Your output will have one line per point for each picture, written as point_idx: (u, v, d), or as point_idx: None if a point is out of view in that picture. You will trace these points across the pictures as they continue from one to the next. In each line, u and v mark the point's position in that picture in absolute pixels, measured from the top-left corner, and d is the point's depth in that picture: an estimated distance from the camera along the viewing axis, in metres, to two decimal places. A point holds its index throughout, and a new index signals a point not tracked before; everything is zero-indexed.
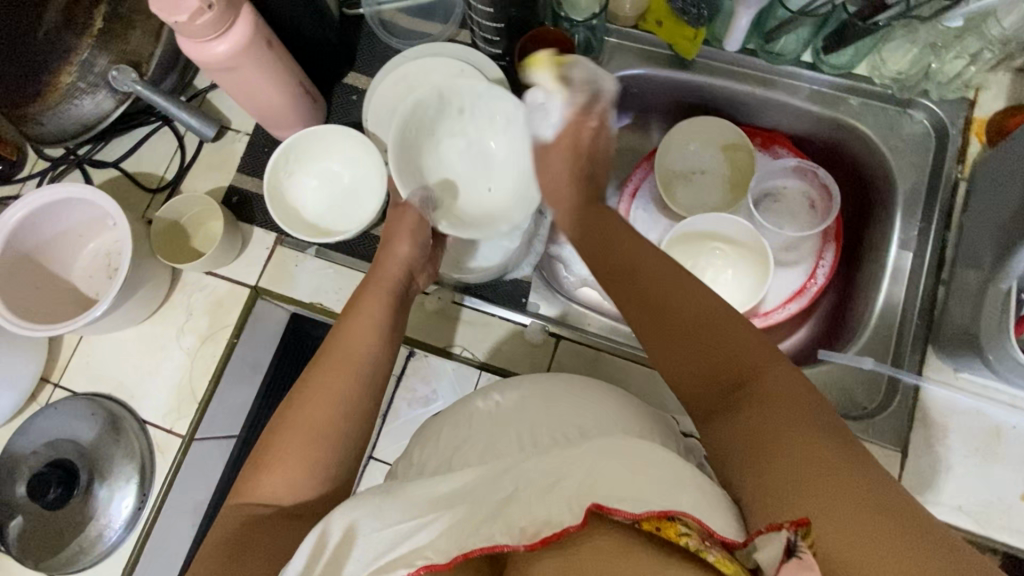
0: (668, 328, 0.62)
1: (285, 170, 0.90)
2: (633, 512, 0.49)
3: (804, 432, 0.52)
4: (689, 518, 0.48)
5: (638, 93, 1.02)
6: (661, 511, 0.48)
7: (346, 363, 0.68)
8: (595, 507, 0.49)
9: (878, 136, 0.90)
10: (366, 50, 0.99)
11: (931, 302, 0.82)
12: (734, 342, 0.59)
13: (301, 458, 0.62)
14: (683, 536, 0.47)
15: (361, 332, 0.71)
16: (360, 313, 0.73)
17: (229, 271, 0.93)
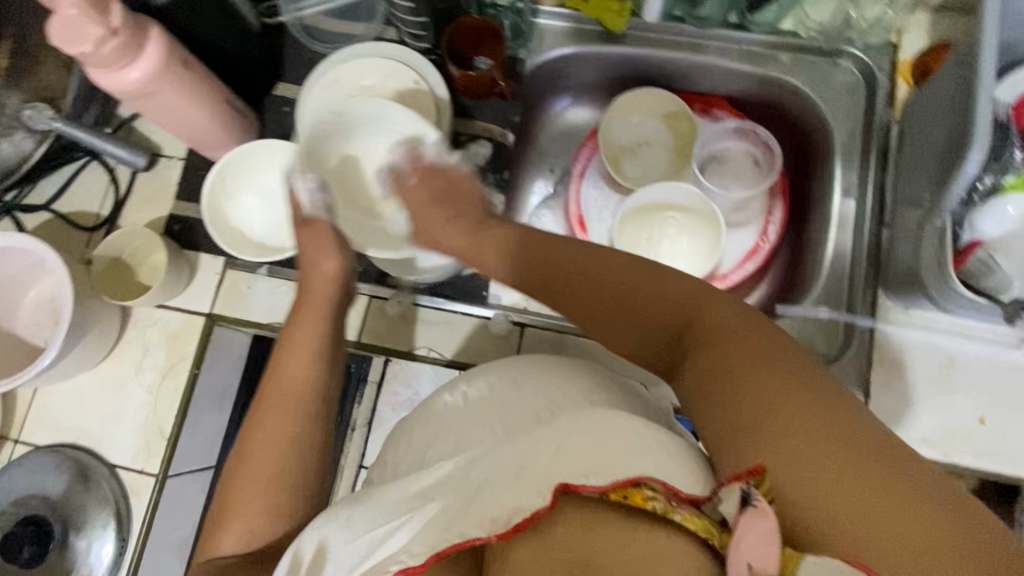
0: (605, 306, 0.58)
1: (224, 191, 0.88)
2: (599, 484, 0.49)
3: (742, 359, 0.50)
4: (654, 480, 0.49)
5: (574, 73, 1.02)
6: (626, 479, 0.49)
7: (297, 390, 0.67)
8: (563, 486, 0.50)
9: (812, 90, 0.92)
10: (292, 58, 0.97)
11: (876, 245, 0.84)
12: (662, 299, 0.56)
13: (272, 491, 0.61)
14: (649, 500, 0.48)
15: (304, 359, 0.69)
16: (299, 340, 0.70)
17: (181, 302, 0.90)
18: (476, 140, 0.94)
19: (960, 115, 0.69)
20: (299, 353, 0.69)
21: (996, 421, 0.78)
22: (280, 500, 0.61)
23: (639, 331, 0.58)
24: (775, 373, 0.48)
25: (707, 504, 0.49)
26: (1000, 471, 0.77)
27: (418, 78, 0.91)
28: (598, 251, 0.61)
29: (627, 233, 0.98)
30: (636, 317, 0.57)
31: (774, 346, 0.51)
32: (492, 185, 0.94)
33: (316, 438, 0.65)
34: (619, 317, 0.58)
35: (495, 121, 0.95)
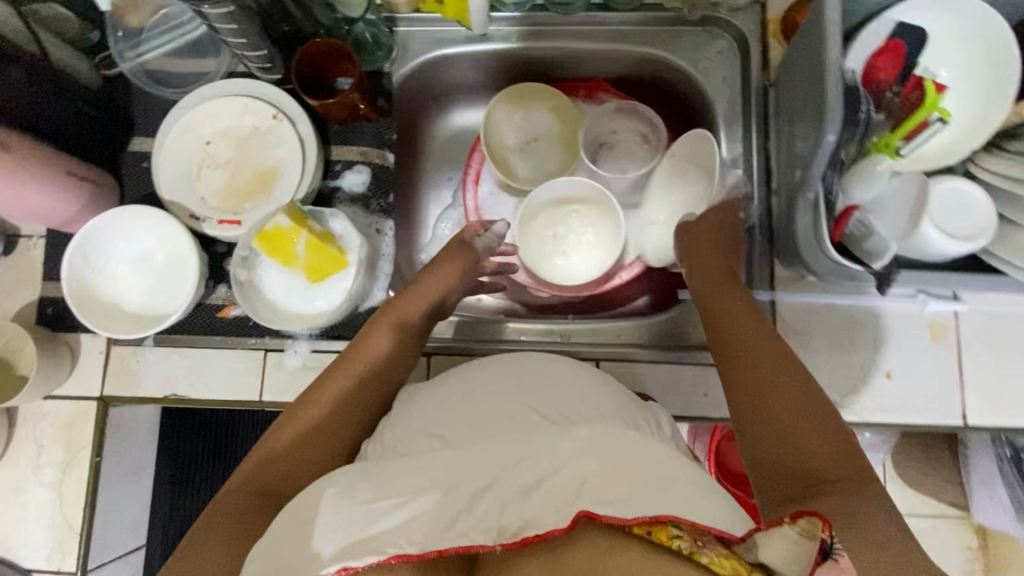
0: (750, 361, 0.66)
1: (88, 267, 0.82)
2: (625, 517, 0.51)
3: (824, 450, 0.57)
4: (682, 522, 0.51)
5: (449, 77, 0.97)
6: (655, 516, 0.51)
7: (356, 404, 0.70)
8: (586, 514, 0.51)
9: (687, 62, 0.89)
10: (142, 109, 0.90)
11: (766, 215, 0.83)
12: (778, 380, 0.63)
13: (252, 517, 0.60)
14: (675, 538, 0.50)
15: (357, 377, 0.71)
16: (364, 355, 0.73)
17: (70, 388, 0.85)
18: (352, 167, 0.90)
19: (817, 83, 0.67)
20: (357, 366, 0.72)
21: (902, 374, 0.78)
22: (252, 526, 0.59)
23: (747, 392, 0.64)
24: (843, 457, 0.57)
25: (738, 544, 0.51)
26: (910, 422, 0.78)
27: (277, 111, 0.86)
28: (751, 318, 0.71)
29: (527, 241, 0.94)
30: (751, 381, 0.64)
31: (810, 409, 0.60)
32: (379, 212, 0.89)
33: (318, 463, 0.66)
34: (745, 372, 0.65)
35: (371, 144, 0.90)
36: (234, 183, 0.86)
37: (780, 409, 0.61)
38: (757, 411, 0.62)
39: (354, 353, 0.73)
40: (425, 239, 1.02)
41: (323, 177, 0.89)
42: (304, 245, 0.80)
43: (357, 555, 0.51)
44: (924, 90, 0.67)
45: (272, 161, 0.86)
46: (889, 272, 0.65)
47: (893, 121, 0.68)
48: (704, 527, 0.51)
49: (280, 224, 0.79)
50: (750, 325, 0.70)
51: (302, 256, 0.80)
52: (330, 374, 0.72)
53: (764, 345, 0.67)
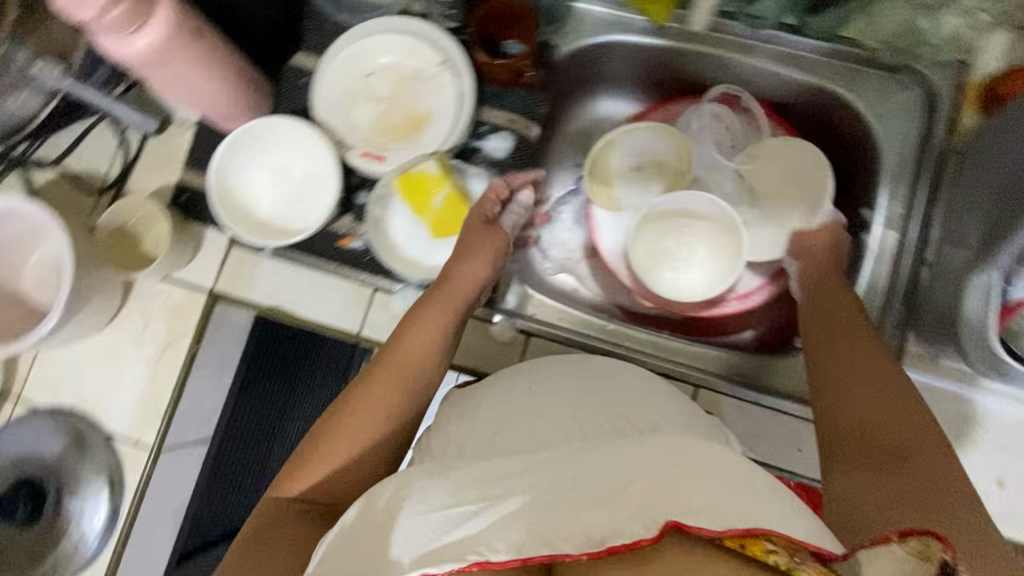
0: (850, 382, 0.65)
1: (234, 167, 0.85)
2: (717, 529, 0.46)
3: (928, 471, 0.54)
4: (775, 534, 0.46)
5: (610, 64, 0.95)
6: (747, 528, 0.46)
7: (391, 396, 0.67)
8: (675, 524, 0.46)
9: (867, 107, 0.84)
10: (313, 26, 0.91)
11: (911, 286, 0.79)
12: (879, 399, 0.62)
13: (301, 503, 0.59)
14: (771, 553, 0.45)
15: (394, 380, 0.68)
16: (398, 359, 0.70)
17: (186, 276, 0.88)
18: (498, 132, 0.89)
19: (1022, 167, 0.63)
20: (388, 371, 0.68)
21: (1013, 486, 0.74)
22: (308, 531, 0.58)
23: (854, 411, 0.62)
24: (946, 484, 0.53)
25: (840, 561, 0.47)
26: (1009, 537, 0.74)
27: (444, 60, 0.86)
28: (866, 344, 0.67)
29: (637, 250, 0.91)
30: (850, 401, 0.63)
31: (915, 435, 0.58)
32: (510, 183, 0.88)
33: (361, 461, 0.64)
34: (855, 392, 0.64)
35: (520, 112, 0.89)
36: (386, 120, 0.87)
37: (883, 433, 0.59)
38: (857, 428, 0.61)
39: (394, 346, 0.71)
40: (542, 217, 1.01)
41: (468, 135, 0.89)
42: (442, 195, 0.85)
43: (435, 563, 0.47)
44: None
45: (426, 107, 0.86)
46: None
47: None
48: (799, 542, 0.46)
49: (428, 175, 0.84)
50: (861, 343, 0.68)
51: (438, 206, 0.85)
52: (378, 362, 0.70)
53: (872, 365, 0.65)
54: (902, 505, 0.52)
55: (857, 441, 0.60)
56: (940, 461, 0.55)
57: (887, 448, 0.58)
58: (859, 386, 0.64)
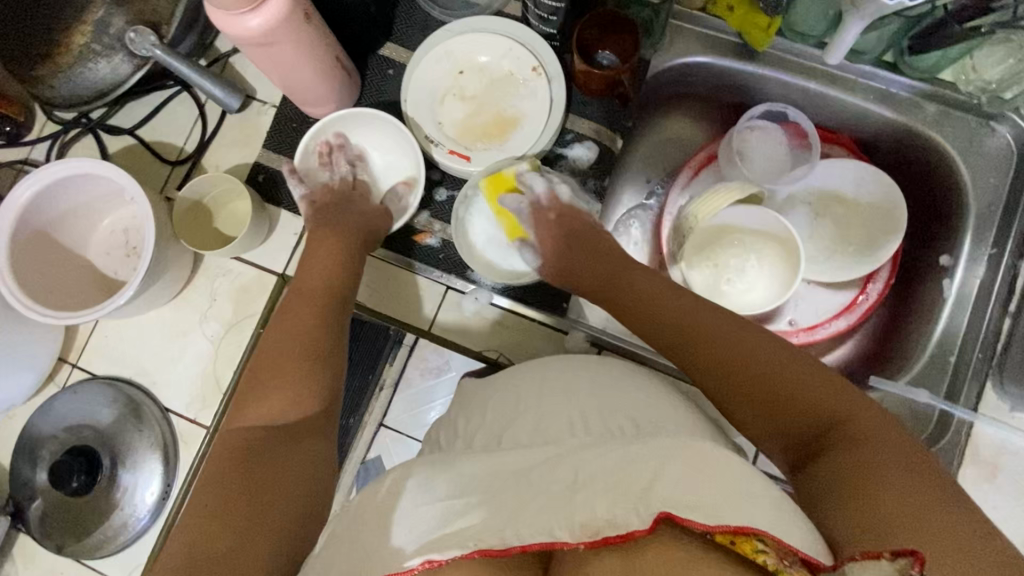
0: (732, 370, 0.57)
1: (320, 154, 0.85)
2: (707, 525, 0.43)
3: (890, 452, 0.47)
4: (767, 536, 0.42)
5: (698, 82, 0.94)
6: (739, 526, 0.43)
7: (303, 363, 0.66)
8: (665, 517, 0.44)
9: (958, 151, 0.84)
10: (405, 18, 0.91)
11: (995, 335, 0.79)
12: (789, 375, 0.55)
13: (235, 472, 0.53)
14: (760, 553, 0.43)
15: (302, 345, 0.67)
16: (288, 328, 0.69)
17: (256, 256, 0.87)
18: (582, 141, 0.89)
19: None
20: (271, 342, 0.68)
21: None
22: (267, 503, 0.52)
23: (767, 405, 0.55)
24: (895, 459, 0.46)
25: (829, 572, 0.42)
26: None
27: (537, 65, 0.85)
28: (728, 316, 0.62)
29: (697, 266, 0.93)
30: (766, 386, 0.55)
31: (849, 412, 0.51)
32: (592, 194, 0.88)
33: (277, 435, 0.59)
34: (749, 389, 0.56)
35: (606, 124, 0.89)
36: (474, 120, 0.86)
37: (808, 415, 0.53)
38: (784, 419, 0.54)
39: (279, 330, 0.70)
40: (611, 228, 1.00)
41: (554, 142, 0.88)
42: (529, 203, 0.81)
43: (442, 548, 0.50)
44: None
45: (515, 110, 0.86)
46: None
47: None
48: (792, 546, 0.42)
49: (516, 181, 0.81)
50: (732, 321, 0.61)
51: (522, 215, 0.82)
52: (261, 355, 0.68)
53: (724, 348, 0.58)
54: (863, 489, 0.45)
55: (784, 425, 0.54)
56: (876, 421, 0.49)
57: (818, 420, 0.52)
58: (763, 362, 0.56)
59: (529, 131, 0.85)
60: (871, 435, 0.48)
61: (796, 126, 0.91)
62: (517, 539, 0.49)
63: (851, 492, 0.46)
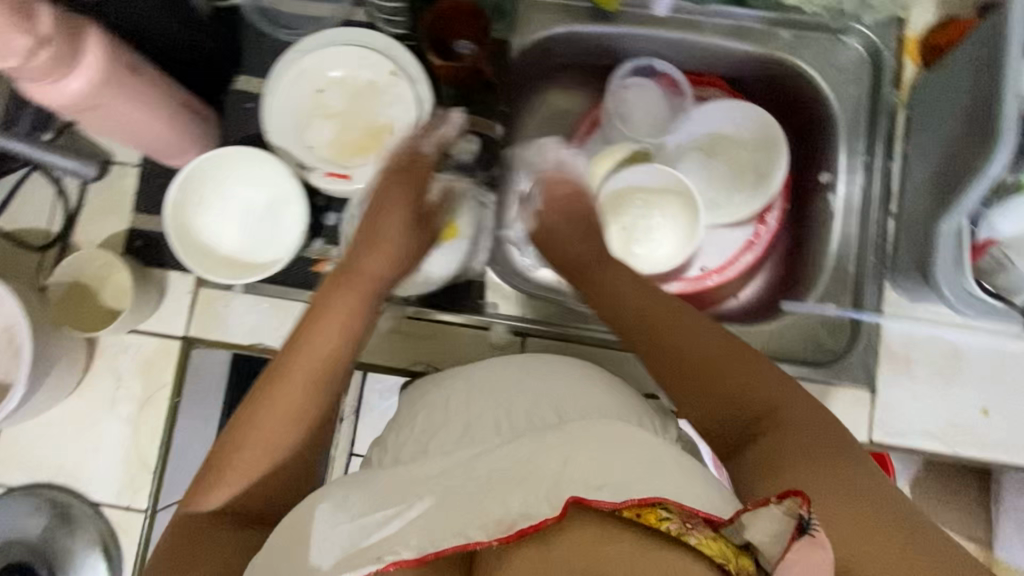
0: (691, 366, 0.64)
1: (194, 206, 0.81)
2: (615, 500, 0.49)
3: (801, 452, 0.57)
4: (669, 503, 0.49)
5: (564, 53, 0.94)
6: (641, 498, 0.49)
7: (293, 427, 0.62)
8: (574, 497, 0.49)
9: (816, 70, 0.87)
10: (252, 47, 0.87)
11: (882, 236, 0.82)
12: (739, 372, 0.63)
13: (198, 542, 0.58)
14: (663, 520, 0.48)
15: (282, 402, 0.62)
16: (296, 372, 0.63)
17: (154, 325, 0.83)
18: (460, 135, 0.87)
19: (977, 119, 0.65)
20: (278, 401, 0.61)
21: (999, 412, 0.78)
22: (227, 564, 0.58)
23: (710, 401, 0.63)
24: (847, 485, 0.55)
25: (726, 525, 0.49)
26: (1001, 460, 0.77)
27: (396, 68, 0.83)
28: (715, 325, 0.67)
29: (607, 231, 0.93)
30: (711, 376, 0.63)
31: (799, 435, 0.59)
32: (483, 185, 0.87)
33: (258, 487, 0.61)
34: (688, 378, 0.64)
35: (482, 113, 0.88)
36: (345, 136, 0.83)
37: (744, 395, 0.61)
38: (721, 414, 0.62)
39: (275, 376, 0.63)
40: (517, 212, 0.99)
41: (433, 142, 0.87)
42: None
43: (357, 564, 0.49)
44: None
45: (386, 118, 0.84)
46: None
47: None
48: (693, 510, 0.50)
49: None
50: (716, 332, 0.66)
51: None
52: (252, 405, 0.62)
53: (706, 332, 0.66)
54: (778, 477, 0.57)
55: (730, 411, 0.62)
56: (807, 403, 0.61)
57: (743, 413, 0.61)
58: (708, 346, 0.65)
59: (405, 135, 0.83)
60: (792, 420, 0.60)
61: (669, 77, 0.94)
62: (432, 545, 0.49)
63: (782, 470, 0.57)
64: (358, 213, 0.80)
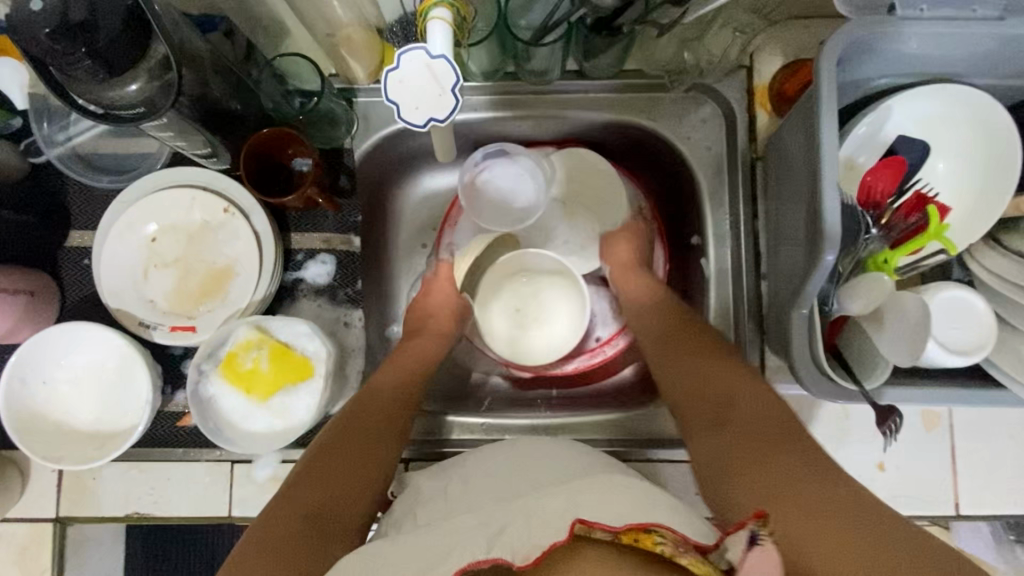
0: (716, 378, 0.68)
1: (37, 386, 0.76)
2: (614, 525, 0.51)
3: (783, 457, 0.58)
4: (664, 528, 0.50)
5: (417, 149, 0.89)
6: (639, 523, 0.50)
7: (362, 481, 0.66)
8: (579, 522, 0.51)
9: (670, 133, 0.84)
10: (80, 200, 0.83)
11: (757, 300, 0.79)
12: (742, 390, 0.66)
13: (293, 551, 0.57)
14: (658, 544, 0.49)
15: (356, 443, 0.68)
16: (355, 429, 0.69)
17: (21, 511, 0.79)
18: (315, 256, 0.84)
19: (812, 201, 0.63)
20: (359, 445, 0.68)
21: (895, 464, 0.76)
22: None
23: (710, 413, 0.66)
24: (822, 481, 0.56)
25: (713, 552, 0.49)
26: (904, 513, 0.76)
27: (228, 204, 0.79)
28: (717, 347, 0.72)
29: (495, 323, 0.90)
30: (724, 395, 0.66)
31: (784, 428, 0.61)
32: (347, 304, 0.84)
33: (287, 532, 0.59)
34: (737, 384, 0.66)
35: (334, 230, 0.84)
36: (187, 285, 0.79)
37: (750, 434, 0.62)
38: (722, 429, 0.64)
39: (349, 427, 0.69)
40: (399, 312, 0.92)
41: (284, 269, 0.83)
42: (266, 357, 0.76)
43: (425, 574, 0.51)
44: (925, 212, 0.65)
45: (226, 259, 0.79)
46: (887, 418, 0.63)
47: (891, 241, 0.65)
48: (685, 538, 0.50)
49: (246, 337, 0.76)
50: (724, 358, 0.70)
51: (264, 371, 0.76)
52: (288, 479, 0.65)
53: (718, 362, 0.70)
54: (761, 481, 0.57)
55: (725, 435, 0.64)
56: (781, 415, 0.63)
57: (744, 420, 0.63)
58: (717, 370, 0.69)
59: (248, 272, 0.79)
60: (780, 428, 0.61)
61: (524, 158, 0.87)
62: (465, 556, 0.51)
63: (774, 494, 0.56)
64: (210, 368, 0.76)
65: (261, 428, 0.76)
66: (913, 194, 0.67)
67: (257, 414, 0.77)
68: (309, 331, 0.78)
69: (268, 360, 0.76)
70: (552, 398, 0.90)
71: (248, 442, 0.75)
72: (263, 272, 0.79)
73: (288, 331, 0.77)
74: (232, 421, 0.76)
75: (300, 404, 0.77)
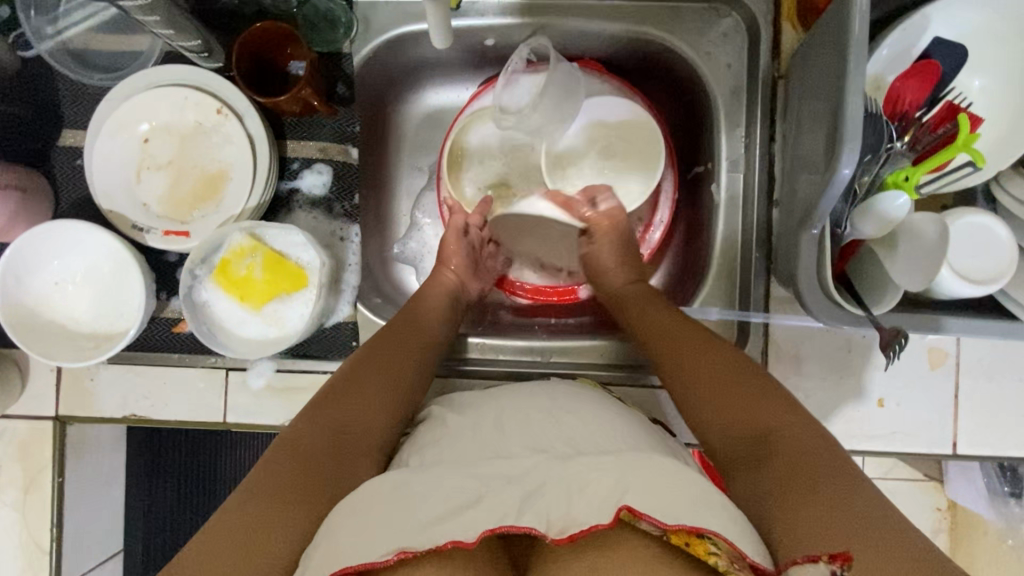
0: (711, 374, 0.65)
1: (30, 284, 0.76)
2: (665, 523, 0.50)
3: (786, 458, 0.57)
4: (720, 539, 0.50)
5: (417, 57, 0.83)
6: (693, 526, 0.50)
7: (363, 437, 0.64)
8: (627, 509, 0.51)
9: (688, 47, 0.79)
10: (71, 98, 0.80)
11: (767, 225, 0.76)
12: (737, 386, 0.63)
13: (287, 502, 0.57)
14: (712, 554, 0.50)
15: (353, 407, 0.65)
16: (372, 390, 0.67)
17: (22, 408, 0.80)
18: (311, 166, 0.82)
19: (832, 113, 0.59)
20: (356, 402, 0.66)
21: (894, 402, 0.75)
22: (284, 509, 0.56)
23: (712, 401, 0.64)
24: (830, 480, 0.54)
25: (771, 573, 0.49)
26: (897, 449, 0.75)
27: (222, 106, 0.76)
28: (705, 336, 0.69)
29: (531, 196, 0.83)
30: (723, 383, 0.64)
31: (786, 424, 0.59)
32: (343, 219, 0.82)
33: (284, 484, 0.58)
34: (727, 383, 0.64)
35: (331, 138, 0.82)
36: (179, 189, 0.77)
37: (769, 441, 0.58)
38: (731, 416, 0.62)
39: (351, 395, 0.66)
40: (401, 234, 0.89)
41: (279, 178, 0.81)
42: (260, 265, 0.75)
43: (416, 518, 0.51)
44: (956, 122, 0.61)
45: (220, 163, 0.77)
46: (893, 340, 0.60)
47: (917, 155, 0.62)
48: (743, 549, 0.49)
49: (240, 243, 0.74)
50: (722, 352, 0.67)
51: (258, 279, 0.75)
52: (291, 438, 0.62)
53: (712, 357, 0.66)
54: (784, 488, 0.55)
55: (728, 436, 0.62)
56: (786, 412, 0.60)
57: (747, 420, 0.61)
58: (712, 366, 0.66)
59: (242, 176, 0.76)
60: (780, 429, 0.59)
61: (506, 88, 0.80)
62: None
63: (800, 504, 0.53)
64: (202, 273, 0.75)
65: (253, 335, 0.76)
66: (945, 105, 0.64)
67: (251, 325, 0.76)
68: (307, 240, 0.76)
69: (262, 268, 0.75)
70: (550, 324, 0.87)
71: (243, 348, 0.75)
72: (254, 176, 0.76)
73: (294, 245, 0.76)
74: (224, 327, 0.76)
75: (295, 314, 0.76)
